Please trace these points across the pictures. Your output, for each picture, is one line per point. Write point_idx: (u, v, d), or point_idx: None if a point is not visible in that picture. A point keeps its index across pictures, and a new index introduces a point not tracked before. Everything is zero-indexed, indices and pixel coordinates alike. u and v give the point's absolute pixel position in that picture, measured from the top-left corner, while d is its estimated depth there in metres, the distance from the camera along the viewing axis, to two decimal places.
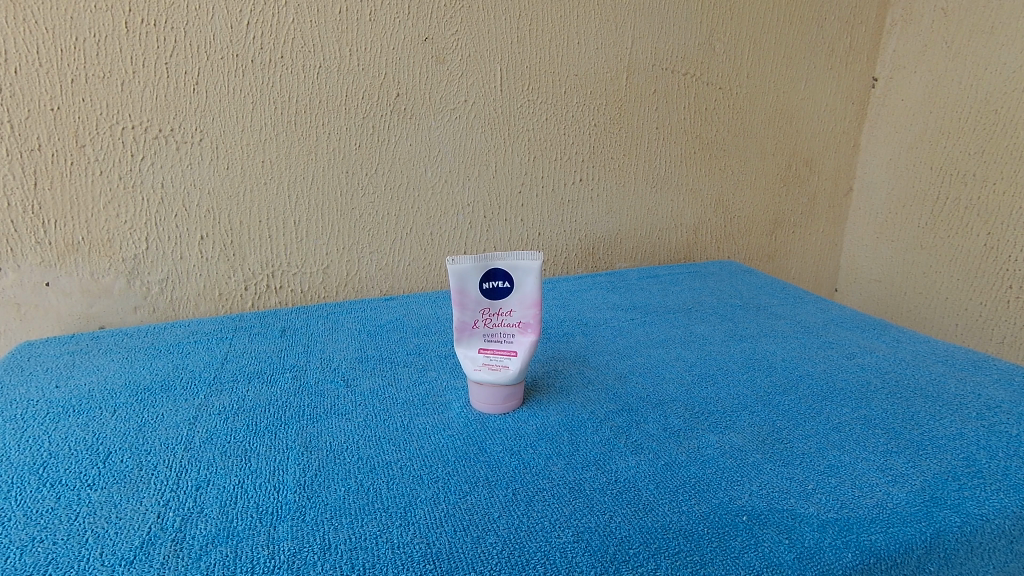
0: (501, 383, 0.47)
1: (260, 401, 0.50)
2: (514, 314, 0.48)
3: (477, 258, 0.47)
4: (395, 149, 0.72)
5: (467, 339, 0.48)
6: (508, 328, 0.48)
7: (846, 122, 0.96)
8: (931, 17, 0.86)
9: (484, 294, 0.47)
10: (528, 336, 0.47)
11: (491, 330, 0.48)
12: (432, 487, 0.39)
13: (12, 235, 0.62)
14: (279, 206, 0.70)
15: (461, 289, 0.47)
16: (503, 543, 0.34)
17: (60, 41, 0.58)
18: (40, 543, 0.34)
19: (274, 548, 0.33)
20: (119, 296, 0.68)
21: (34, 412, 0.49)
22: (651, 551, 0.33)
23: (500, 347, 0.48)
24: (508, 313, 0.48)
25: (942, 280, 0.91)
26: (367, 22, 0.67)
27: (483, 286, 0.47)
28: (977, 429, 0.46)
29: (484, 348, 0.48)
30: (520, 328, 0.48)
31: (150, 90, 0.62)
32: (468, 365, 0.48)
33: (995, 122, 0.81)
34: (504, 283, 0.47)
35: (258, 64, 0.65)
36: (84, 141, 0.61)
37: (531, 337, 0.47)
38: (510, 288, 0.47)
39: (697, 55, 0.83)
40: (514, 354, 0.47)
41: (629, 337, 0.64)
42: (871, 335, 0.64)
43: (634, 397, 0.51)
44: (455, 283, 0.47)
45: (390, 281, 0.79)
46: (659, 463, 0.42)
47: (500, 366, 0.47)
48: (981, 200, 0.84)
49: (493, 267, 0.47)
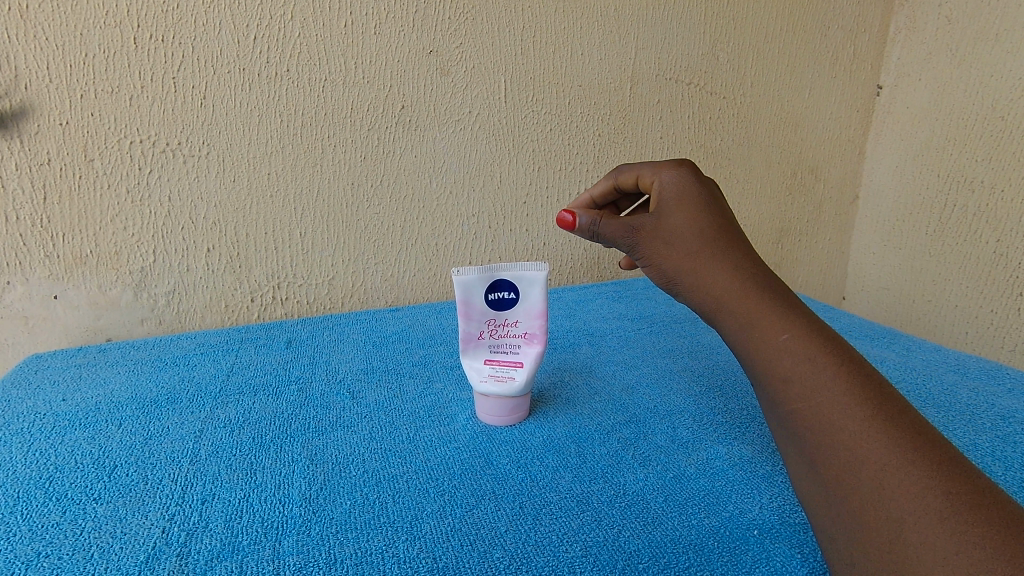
0: (508, 395, 0.47)
1: (265, 414, 0.50)
2: (520, 325, 0.47)
3: (483, 268, 0.46)
4: (400, 161, 0.73)
5: (473, 350, 0.48)
6: (514, 338, 0.48)
7: (851, 130, 0.96)
8: (935, 24, 0.86)
9: (490, 305, 0.47)
10: (534, 347, 0.47)
11: (496, 341, 0.48)
12: (438, 500, 0.39)
13: (21, 248, 0.62)
14: (285, 218, 0.70)
15: (467, 300, 0.47)
16: (510, 558, 0.33)
17: (69, 57, 0.59)
18: (45, 558, 0.34)
19: (279, 563, 0.33)
20: (126, 308, 0.68)
21: (40, 425, 0.49)
22: (661, 566, 0.33)
23: (506, 358, 0.48)
24: (514, 323, 0.47)
25: (951, 287, 0.90)
26: (372, 36, 0.68)
27: (489, 296, 0.47)
28: (992, 439, 0.45)
29: (490, 359, 0.48)
30: (525, 338, 0.47)
31: (158, 104, 0.63)
32: (474, 375, 0.48)
33: (1002, 128, 0.80)
34: (509, 293, 0.47)
35: (264, 78, 0.65)
36: (92, 155, 0.62)
37: (538, 347, 0.47)
38: (516, 299, 0.47)
39: (701, 65, 0.83)
40: (520, 365, 0.47)
41: (635, 347, 0.64)
42: (881, 344, 0.64)
43: (641, 408, 0.51)
44: (460, 294, 0.47)
45: (395, 292, 0.79)
46: (667, 475, 0.41)
47: (506, 378, 0.47)
48: (989, 207, 0.83)
49: (499, 276, 0.47)
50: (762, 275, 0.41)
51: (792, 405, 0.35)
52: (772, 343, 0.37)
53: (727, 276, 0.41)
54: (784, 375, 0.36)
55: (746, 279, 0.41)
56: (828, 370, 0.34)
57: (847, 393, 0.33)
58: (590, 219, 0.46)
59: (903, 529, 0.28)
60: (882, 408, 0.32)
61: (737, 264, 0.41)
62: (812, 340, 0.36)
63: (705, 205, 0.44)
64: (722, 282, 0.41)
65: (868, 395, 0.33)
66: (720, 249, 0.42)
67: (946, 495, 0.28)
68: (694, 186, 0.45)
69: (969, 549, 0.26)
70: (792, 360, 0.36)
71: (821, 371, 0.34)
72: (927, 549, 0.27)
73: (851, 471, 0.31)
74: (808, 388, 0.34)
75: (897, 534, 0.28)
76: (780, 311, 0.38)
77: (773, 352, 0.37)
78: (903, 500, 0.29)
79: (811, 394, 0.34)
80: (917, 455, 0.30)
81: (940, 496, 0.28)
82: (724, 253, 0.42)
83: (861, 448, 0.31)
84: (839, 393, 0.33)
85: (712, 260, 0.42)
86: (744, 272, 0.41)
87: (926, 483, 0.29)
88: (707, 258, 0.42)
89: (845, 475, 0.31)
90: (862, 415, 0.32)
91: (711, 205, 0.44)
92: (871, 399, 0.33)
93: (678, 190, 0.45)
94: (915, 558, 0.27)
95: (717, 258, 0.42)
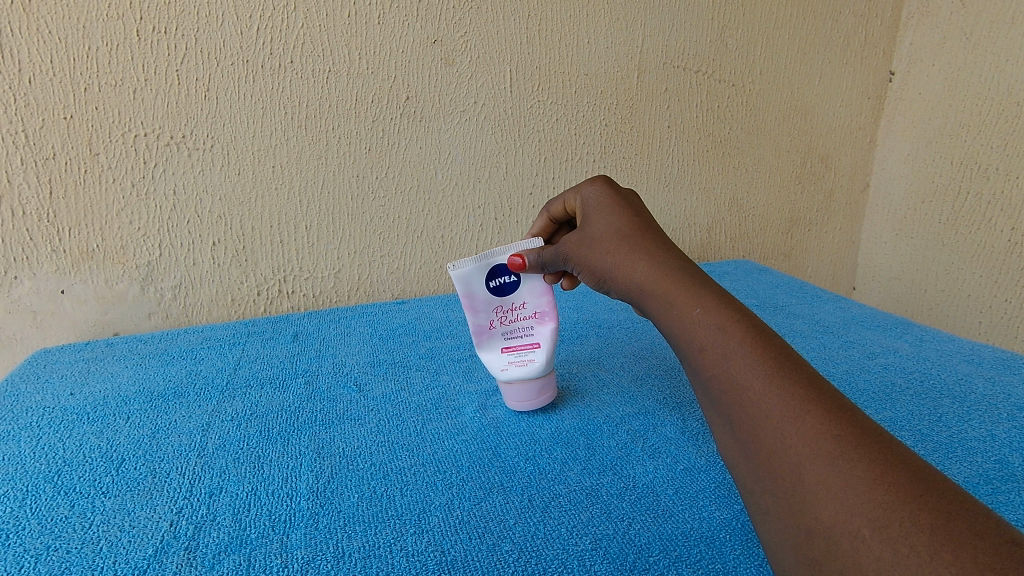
0: (531, 377, 0.47)
1: (273, 407, 0.50)
2: (528, 307, 0.48)
3: (479, 257, 0.46)
4: (405, 153, 0.72)
5: (487, 341, 0.48)
6: (525, 321, 0.48)
7: (862, 117, 0.94)
8: (949, 7, 0.84)
9: (493, 292, 0.47)
10: (547, 324, 0.48)
11: (507, 327, 0.48)
12: (446, 493, 0.38)
13: (27, 243, 0.62)
14: (290, 211, 0.70)
15: (469, 292, 0.46)
16: (520, 550, 0.33)
17: (72, 50, 0.59)
18: (54, 551, 0.34)
19: (287, 556, 0.33)
20: (133, 302, 0.68)
21: (49, 419, 0.49)
22: (672, 559, 0.32)
23: (521, 342, 0.48)
24: (522, 306, 0.47)
25: (965, 276, 0.88)
26: (376, 25, 0.67)
27: (491, 284, 0.46)
28: (1008, 430, 0.44)
29: (505, 347, 0.48)
30: (536, 318, 0.48)
31: (161, 97, 0.62)
32: (493, 366, 0.48)
33: (1017, 114, 0.79)
34: (510, 278, 0.46)
35: (268, 69, 0.65)
36: (97, 149, 0.62)
37: (550, 325, 0.48)
38: (518, 282, 0.47)
39: (709, 53, 0.82)
40: (537, 345, 0.47)
41: (643, 338, 0.63)
42: (893, 334, 0.63)
43: (650, 400, 0.50)
44: (462, 288, 0.46)
45: (401, 284, 0.78)
46: (678, 467, 0.41)
47: (526, 361, 0.47)
48: (1004, 194, 0.82)
49: (497, 262, 0.46)
50: (678, 257, 0.39)
51: (708, 372, 0.33)
52: (687, 320, 0.35)
53: (643, 266, 0.39)
54: (699, 346, 0.34)
55: (662, 263, 0.39)
56: (737, 335, 0.33)
57: (753, 356, 0.32)
58: (535, 253, 0.45)
59: (801, 471, 0.27)
60: (785, 366, 0.31)
61: (651, 251, 0.40)
62: (724, 309, 0.34)
63: (619, 208, 0.44)
64: (637, 272, 0.39)
65: (771, 354, 0.32)
66: (634, 239, 0.41)
67: (837, 438, 0.27)
68: (607, 194, 0.45)
69: (855, 485, 0.26)
70: (706, 333, 0.34)
71: (728, 338, 0.33)
72: (822, 489, 0.26)
73: (756, 425, 0.30)
74: (717, 354, 0.33)
75: (797, 478, 0.27)
76: (693, 287, 0.36)
77: (688, 328, 0.35)
78: (801, 446, 0.28)
79: (723, 362, 0.32)
80: (811, 404, 0.29)
81: (831, 439, 0.27)
82: (640, 242, 0.40)
83: (764, 402, 0.30)
84: (742, 352, 0.32)
85: (628, 251, 0.40)
86: (658, 257, 0.39)
87: (819, 429, 0.28)
88: (624, 251, 0.40)
89: (753, 430, 0.30)
90: (762, 372, 0.31)
91: (627, 206, 0.44)
92: (773, 357, 0.32)
93: (595, 204, 0.45)
94: (812, 500, 0.26)
95: (632, 250, 0.40)
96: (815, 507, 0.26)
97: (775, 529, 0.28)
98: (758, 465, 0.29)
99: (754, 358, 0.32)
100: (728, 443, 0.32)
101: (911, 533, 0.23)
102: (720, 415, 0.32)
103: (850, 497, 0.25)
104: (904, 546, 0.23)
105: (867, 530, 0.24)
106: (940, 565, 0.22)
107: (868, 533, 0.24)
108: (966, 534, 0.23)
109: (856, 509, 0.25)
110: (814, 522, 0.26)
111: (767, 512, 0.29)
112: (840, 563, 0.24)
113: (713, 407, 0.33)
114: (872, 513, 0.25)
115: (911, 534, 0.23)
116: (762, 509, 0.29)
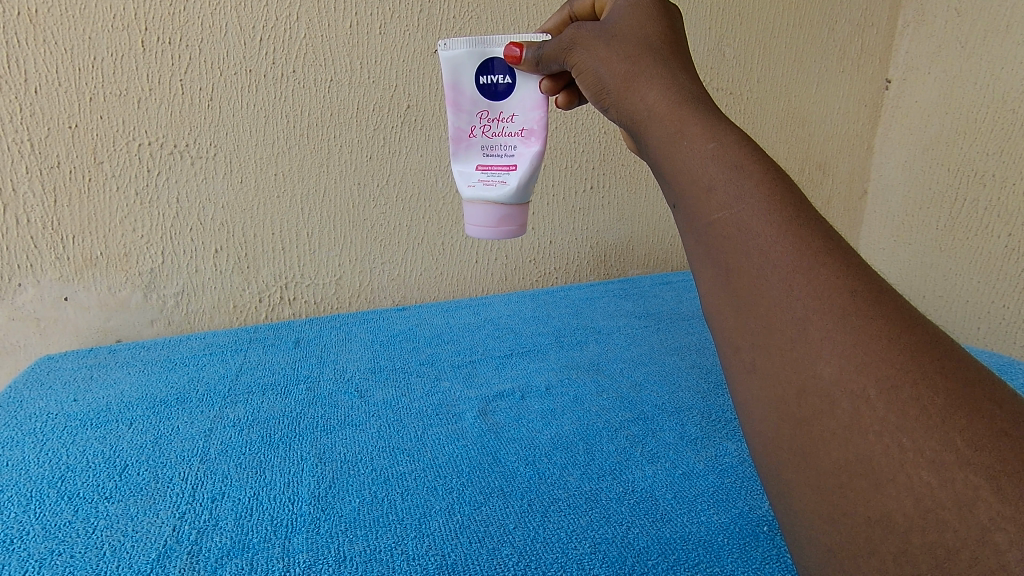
0: (497, 200, 0.49)
1: (273, 413, 0.50)
2: (517, 121, 0.48)
3: (474, 44, 0.46)
4: (406, 160, 0.73)
5: (465, 151, 0.50)
6: (509, 136, 0.49)
7: (859, 124, 0.95)
8: (945, 16, 0.85)
9: (481, 92, 0.48)
10: (531, 144, 0.48)
11: (490, 139, 0.49)
12: (446, 497, 0.39)
13: (32, 251, 0.63)
14: (292, 218, 0.71)
15: (457, 85, 0.48)
16: (519, 555, 0.34)
17: (78, 60, 0.59)
18: (58, 556, 0.34)
19: (288, 560, 0.34)
20: (136, 309, 0.69)
21: (52, 425, 0.49)
22: (671, 563, 0.33)
23: (500, 162, 0.49)
24: (511, 119, 0.48)
25: (962, 282, 0.89)
26: (377, 36, 0.68)
27: (480, 80, 0.47)
28: None
29: (483, 164, 0.50)
30: (522, 136, 0.48)
31: (165, 106, 0.63)
32: (465, 179, 0.50)
33: (1013, 121, 0.79)
34: (503, 80, 0.47)
35: (270, 79, 0.66)
36: (101, 158, 0.63)
37: (534, 147, 0.48)
38: (512, 90, 0.47)
39: (708, 62, 0.82)
40: (514, 168, 0.49)
41: (642, 344, 0.63)
42: None
43: (649, 405, 0.50)
44: (450, 78, 0.48)
45: (402, 291, 0.79)
46: (676, 472, 0.41)
47: (497, 182, 0.49)
48: (999, 201, 0.82)
49: (491, 57, 0.47)
50: (702, 89, 0.33)
51: (707, 217, 0.27)
52: (697, 153, 0.29)
53: (660, 90, 0.33)
54: (706, 185, 0.28)
55: (681, 92, 0.32)
56: (754, 176, 0.27)
57: (769, 199, 0.26)
58: (534, 48, 0.43)
59: (806, 327, 0.24)
60: (804, 215, 0.26)
61: (674, 76, 0.33)
62: (746, 145, 0.28)
63: (652, 30, 0.36)
64: (650, 96, 0.33)
65: (789, 201, 0.26)
66: (660, 58, 0.34)
67: (852, 293, 0.23)
68: (649, 4, 0.37)
69: (867, 344, 0.22)
70: (718, 169, 0.28)
71: (745, 179, 0.27)
72: (828, 346, 0.23)
73: (756, 273, 0.25)
74: (729, 196, 0.27)
75: (798, 333, 0.24)
76: (711, 120, 0.30)
77: (695, 163, 0.29)
78: (811, 300, 0.24)
79: (729, 205, 0.27)
80: (829, 256, 0.24)
81: (845, 293, 0.23)
82: (666, 67, 0.34)
83: (774, 252, 0.25)
84: (756, 199, 0.26)
85: (648, 70, 0.34)
86: (680, 84, 0.33)
87: (834, 282, 0.24)
88: (640, 76, 0.34)
89: (752, 284, 0.25)
90: (778, 220, 0.25)
91: (669, 27, 0.37)
92: (791, 203, 0.26)
93: (626, 13, 0.38)
94: (813, 355, 0.23)
95: (652, 70, 0.34)
96: (815, 364, 0.23)
97: (758, 386, 0.25)
98: (751, 317, 0.25)
99: (771, 206, 0.26)
100: (716, 295, 0.27)
101: (923, 397, 0.21)
102: (711, 262, 0.27)
103: (860, 354, 0.22)
104: (914, 408, 0.21)
105: (873, 389, 0.22)
106: (951, 429, 0.21)
107: (874, 394, 0.22)
108: (985, 401, 0.21)
109: (865, 369, 0.22)
110: (810, 380, 0.23)
111: (751, 368, 0.25)
112: (835, 423, 0.22)
113: (702, 247, 0.28)
114: (880, 372, 0.22)
115: (924, 395, 0.21)
116: (746, 365, 0.26)
